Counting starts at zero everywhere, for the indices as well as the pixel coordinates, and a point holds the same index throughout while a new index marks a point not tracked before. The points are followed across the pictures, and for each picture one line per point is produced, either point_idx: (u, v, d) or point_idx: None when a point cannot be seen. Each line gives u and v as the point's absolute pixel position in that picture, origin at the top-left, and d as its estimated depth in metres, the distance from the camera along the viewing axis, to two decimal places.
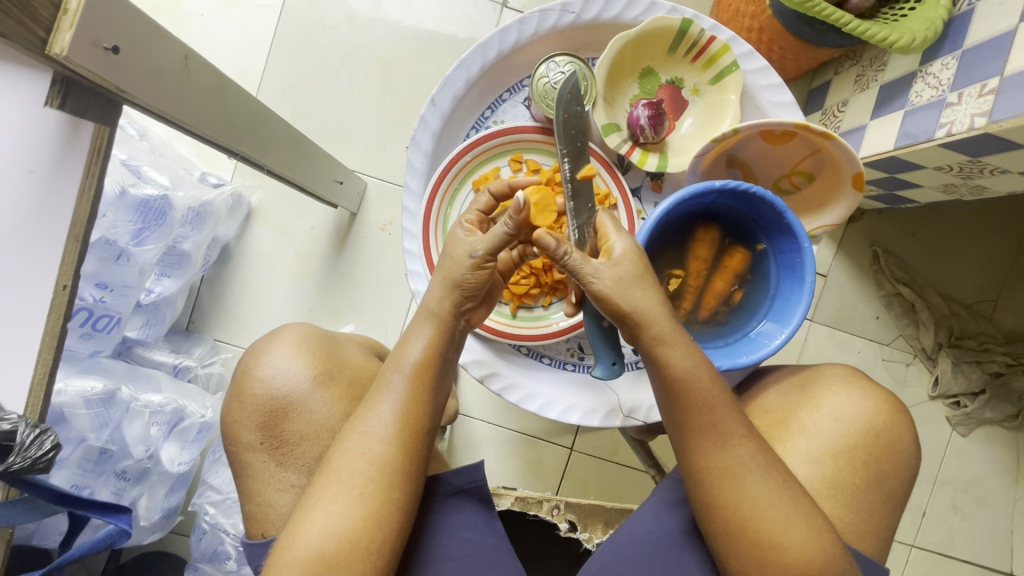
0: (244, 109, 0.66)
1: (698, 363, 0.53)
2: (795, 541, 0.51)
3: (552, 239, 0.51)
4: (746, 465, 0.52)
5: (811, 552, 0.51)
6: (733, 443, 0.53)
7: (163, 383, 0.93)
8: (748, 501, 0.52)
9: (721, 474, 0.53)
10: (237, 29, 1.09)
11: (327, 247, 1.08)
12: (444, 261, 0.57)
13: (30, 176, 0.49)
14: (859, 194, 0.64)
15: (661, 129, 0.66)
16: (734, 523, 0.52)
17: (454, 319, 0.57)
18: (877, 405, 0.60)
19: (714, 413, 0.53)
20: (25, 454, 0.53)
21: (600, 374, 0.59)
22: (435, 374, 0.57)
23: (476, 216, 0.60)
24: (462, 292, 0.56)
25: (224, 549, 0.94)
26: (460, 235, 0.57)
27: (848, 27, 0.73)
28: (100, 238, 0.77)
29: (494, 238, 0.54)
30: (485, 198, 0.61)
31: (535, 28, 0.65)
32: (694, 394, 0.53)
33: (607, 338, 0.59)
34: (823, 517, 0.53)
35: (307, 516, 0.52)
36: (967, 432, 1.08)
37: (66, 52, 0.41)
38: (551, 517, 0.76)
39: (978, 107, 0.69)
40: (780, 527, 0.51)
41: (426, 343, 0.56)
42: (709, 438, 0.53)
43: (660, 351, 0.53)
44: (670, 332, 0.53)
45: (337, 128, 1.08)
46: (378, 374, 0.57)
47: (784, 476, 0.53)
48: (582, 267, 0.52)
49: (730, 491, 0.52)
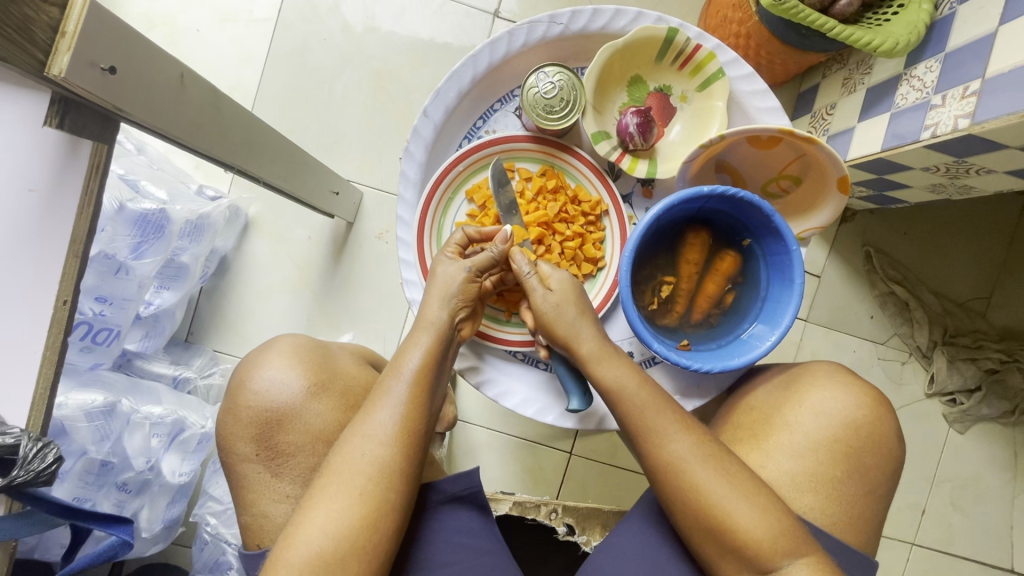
0: (241, 124, 0.67)
1: (627, 373, 0.58)
2: (743, 523, 0.52)
3: (525, 258, 0.62)
4: (687, 458, 0.54)
5: (760, 534, 0.51)
6: (669, 438, 0.55)
7: (164, 395, 0.93)
8: (694, 491, 0.53)
9: (665, 469, 0.54)
10: (232, 44, 1.10)
11: (325, 256, 1.09)
12: (433, 282, 0.61)
13: (32, 194, 0.51)
14: (845, 196, 0.65)
15: (649, 137, 0.66)
16: (689, 515, 0.54)
17: (450, 329, 0.60)
18: (859, 399, 0.61)
19: (645, 414, 0.56)
20: (29, 467, 0.54)
21: (577, 408, 0.63)
22: (435, 377, 0.59)
23: (457, 248, 0.64)
24: (457, 304, 0.60)
25: (226, 559, 0.94)
26: (445, 261, 0.62)
27: (831, 33, 0.74)
28: (99, 252, 0.78)
29: (482, 259, 0.61)
30: (460, 235, 0.64)
31: (525, 39, 0.66)
32: (636, 397, 0.57)
33: (577, 376, 0.63)
34: (776, 500, 0.53)
35: (307, 514, 0.53)
36: (964, 429, 1.09)
37: (65, 74, 0.42)
38: (550, 521, 0.76)
39: (961, 109, 0.70)
40: (728, 511, 0.52)
41: (424, 352, 0.58)
42: (647, 438, 0.56)
43: (597, 365, 0.59)
44: (597, 351, 0.59)
45: (334, 138, 1.09)
46: (376, 383, 0.59)
47: (725, 464, 0.54)
48: (535, 291, 0.61)
49: (677, 484, 0.54)
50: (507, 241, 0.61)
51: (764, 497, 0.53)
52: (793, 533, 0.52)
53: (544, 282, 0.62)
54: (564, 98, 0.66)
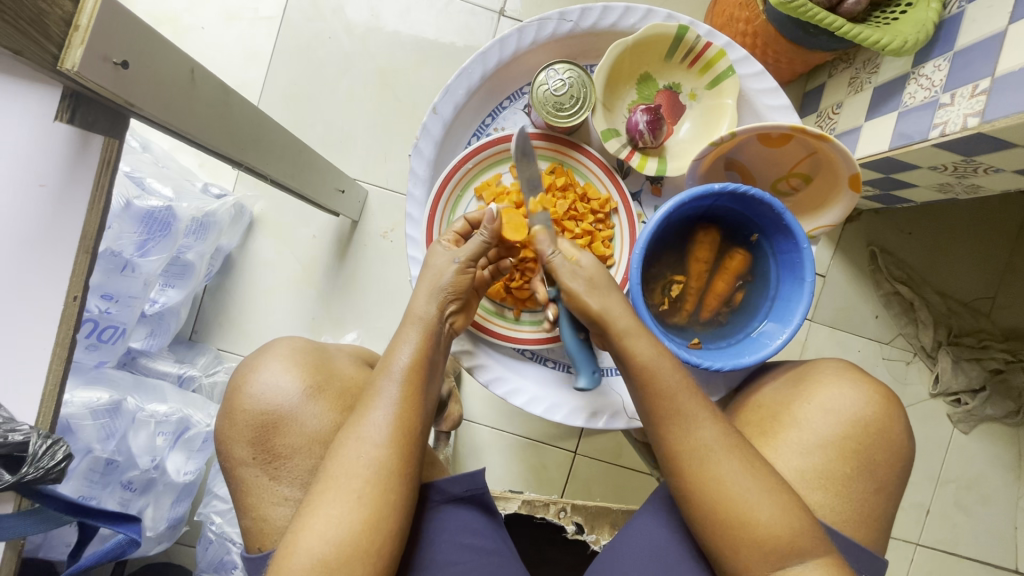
0: (249, 120, 0.66)
1: (662, 352, 0.57)
2: (762, 517, 0.52)
3: (548, 238, 0.60)
4: (711, 446, 0.54)
5: (780, 528, 0.51)
6: (697, 426, 0.54)
7: (169, 393, 0.93)
8: (715, 481, 0.53)
9: (688, 458, 0.54)
10: (238, 42, 1.10)
11: (330, 254, 1.09)
12: (425, 272, 0.61)
13: (42, 189, 0.50)
14: (856, 195, 0.65)
15: (659, 134, 0.66)
16: (708, 506, 0.53)
17: (440, 323, 0.60)
18: (868, 396, 0.61)
19: (675, 398, 0.55)
20: (38, 464, 0.54)
21: (585, 385, 0.64)
22: (426, 376, 0.59)
23: (454, 236, 0.64)
24: (446, 297, 0.60)
25: (231, 558, 0.94)
26: (439, 249, 0.62)
27: (840, 31, 0.74)
28: (106, 249, 0.79)
29: (473, 247, 0.61)
30: (460, 223, 0.64)
31: (534, 37, 0.66)
32: (657, 389, 0.56)
33: (586, 348, 0.64)
34: (798, 500, 0.53)
35: (307, 522, 0.52)
36: (968, 429, 1.09)
37: (78, 67, 0.42)
38: (558, 519, 0.79)
39: (970, 107, 0.70)
40: (747, 506, 0.52)
41: (413, 348, 0.58)
42: (675, 422, 0.55)
43: None
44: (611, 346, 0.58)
45: (338, 137, 1.09)
46: (368, 383, 0.58)
47: (751, 456, 0.54)
48: (561, 268, 0.59)
49: (699, 473, 0.54)
50: (495, 221, 0.59)
51: (786, 492, 0.53)
52: (808, 534, 0.52)
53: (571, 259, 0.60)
54: (575, 95, 0.65)
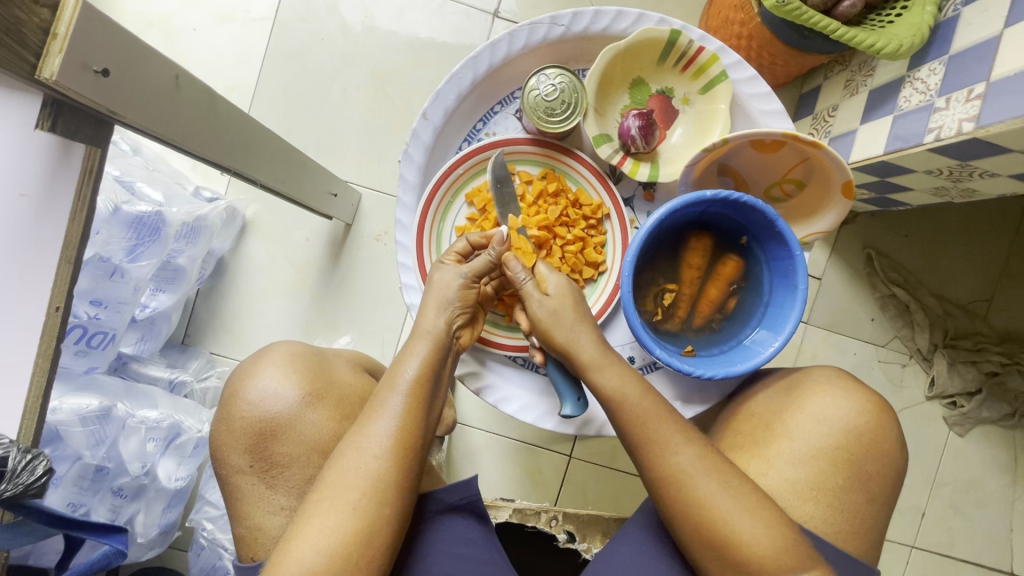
0: (238, 126, 0.66)
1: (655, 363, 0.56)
2: (748, 538, 0.51)
3: (519, 263, 0.60)
4: (689, 470, 0.53)
5: (764, 547, 0.51)
6: (672, 450, 0.54)
7: (160, 399, 0.92)
8: (696, 503, 0.52)
9: (667, 482, 0.54)
10: (229, 43, 1.09)
11: (324, 257, 1.08)
12: (430, 290, 0.61)
13: (23, 198, 0.49)
14: (849, 201, 0.64)
15: (652, 139, 0.66)
16: (693, 528, 0.53)
17: (447, 338, 0.60)
18: (860, 405, 0.60)
19: (645, 424, 0.55)
20: (17, 480, 0.54)
21: (570, 413, 0.62)
22: (432, 388, 0.58)
23: (457, 255, 0.63)
24: (453, 311, 0.60)
25: (223, 564, 0.93)
26: (444, 266, 0.62)
27: (836, 35, 0.73)
28: (94, 255, 0.77)
29: (479, 264, 0.61)
30: (462, 243, 0.63)
31: (525, 41, 0.65)
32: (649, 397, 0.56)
33: (570, 379, 0.63)
34: (780, 514, 0.53)
35: (295, 533, 0.52)
36: (964, 432, 1.09)
37: (56, 76, 0.41)
38: (550, 528, 0.77)
39: (965, 112, 0.69)
40: (731, 527, 0.51)
41: (420, 361, 0.58)
42: (649, 449, 0.55)
43: (593, 376, 0.58)
44: (597, 358, 0.58)
45: (331, 139, 1.09)
46: (373, 394, 0.58)
47: (727, 476, 0.53)
48: (531, 294, 0.60)
49: (681, 496, 0.53)
50: (505, 243, 0.60)
51: (767, 509, 0.52)
52: (798, 548, 0.51)
53: (540, 286, 0.61)
54: (565, 100, 0.65)
